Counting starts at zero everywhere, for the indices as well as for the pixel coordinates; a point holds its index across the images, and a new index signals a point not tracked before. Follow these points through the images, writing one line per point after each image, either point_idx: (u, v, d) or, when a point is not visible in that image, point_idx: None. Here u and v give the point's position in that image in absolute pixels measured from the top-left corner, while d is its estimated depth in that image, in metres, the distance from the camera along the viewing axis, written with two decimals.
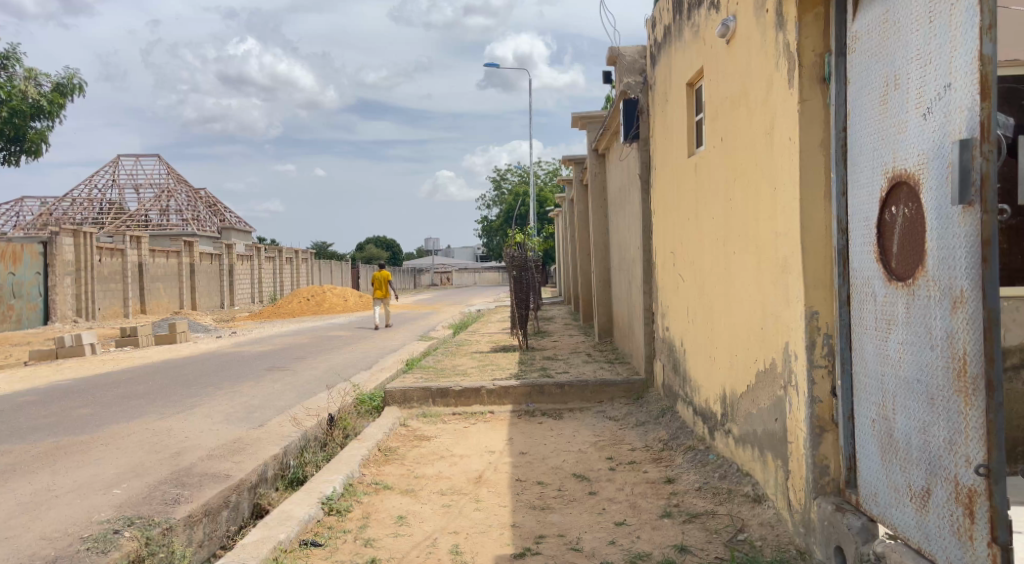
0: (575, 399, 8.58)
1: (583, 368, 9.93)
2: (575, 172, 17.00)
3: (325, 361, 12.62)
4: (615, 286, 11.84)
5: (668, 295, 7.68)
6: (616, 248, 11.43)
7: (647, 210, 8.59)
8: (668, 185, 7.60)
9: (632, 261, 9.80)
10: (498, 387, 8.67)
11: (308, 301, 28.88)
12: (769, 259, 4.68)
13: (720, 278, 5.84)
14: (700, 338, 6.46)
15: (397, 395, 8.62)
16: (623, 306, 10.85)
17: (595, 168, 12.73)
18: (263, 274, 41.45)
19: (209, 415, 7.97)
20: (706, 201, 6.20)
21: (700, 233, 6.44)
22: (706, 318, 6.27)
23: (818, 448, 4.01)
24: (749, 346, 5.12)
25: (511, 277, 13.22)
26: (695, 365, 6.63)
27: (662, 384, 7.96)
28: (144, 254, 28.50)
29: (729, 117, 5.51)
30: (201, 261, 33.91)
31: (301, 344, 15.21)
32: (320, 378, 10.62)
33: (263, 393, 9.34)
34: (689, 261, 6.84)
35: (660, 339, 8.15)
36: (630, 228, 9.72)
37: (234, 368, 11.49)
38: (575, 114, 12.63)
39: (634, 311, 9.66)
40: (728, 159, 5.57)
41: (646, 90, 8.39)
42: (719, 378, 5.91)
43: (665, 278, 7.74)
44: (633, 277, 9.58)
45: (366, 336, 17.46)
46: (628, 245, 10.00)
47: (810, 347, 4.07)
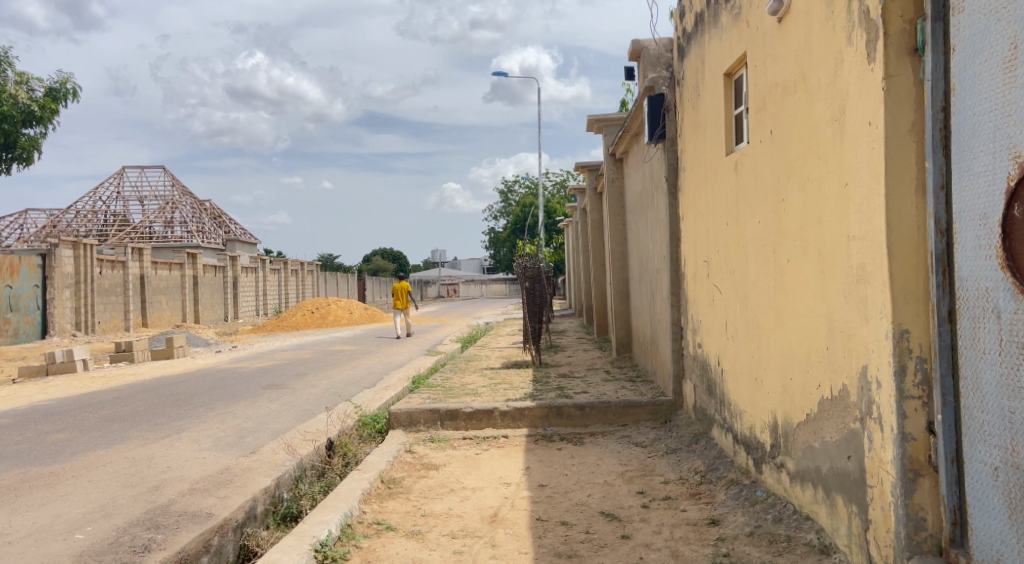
0: (596, 422, 7.87)
1: (603, 387, 9.21)
2: (588, 180, 16.32)
3: (327, 378, 11.93)
4: (634, 298, 11.14)
5: (701, 309, 6.98)
6: (636, 257, 10.73)
7: (674, 216, 7.91)
8: (700, 187, 6.93)
9: (655, 272, 9.12)
10: (513, 409, 7.96)
11: (313, 314, 28.26)
12: (839, 266, 3.98)
13: (768, 289, 5.15)
14: (742, 358, 5.76)
15: (402, 417, 7.92)
16: (644, 319, 10.16)
17: (611, 174, 12.06)
18: (268, 286, 40.88)
19: (196, 441, 7.27)
20: (749, 203, 5.51)
21: (741, 240, 5.75)
22: (750, 335, 5.57)
23: (911, 497, 3.31)
24: (811, 368, 4.42)
25: (523, 288, 12.47)
26: (735, 387, 5.94)
27: (694, 406, 7.32)
28: (147, 266, 27.92)
29: (780, 105, 4.83)
30: (205, 274, 33.34)
31: (303, 359, 14.52)
32: (321, 398, 9.93)
33: (258, 414, 8.64)
34: (727, 270, 6.16)
35: (691, 357, 7.45)
36: (653, 236, 9.04)
37: (230, 386, 10.80)
38: (591, 117, 11.99)
39: (659, 326, 8.97)
40: (778, 154, 4.89)
41: (673, 85, 7.77)
42: (767, 404, 5.21)
43: (697, 290, 7.06)
44: (658, 289, 8.88)
45: (370, 351, 16.78)
46: (651, 255, 9.31)
47: (899, 373, 3.36)
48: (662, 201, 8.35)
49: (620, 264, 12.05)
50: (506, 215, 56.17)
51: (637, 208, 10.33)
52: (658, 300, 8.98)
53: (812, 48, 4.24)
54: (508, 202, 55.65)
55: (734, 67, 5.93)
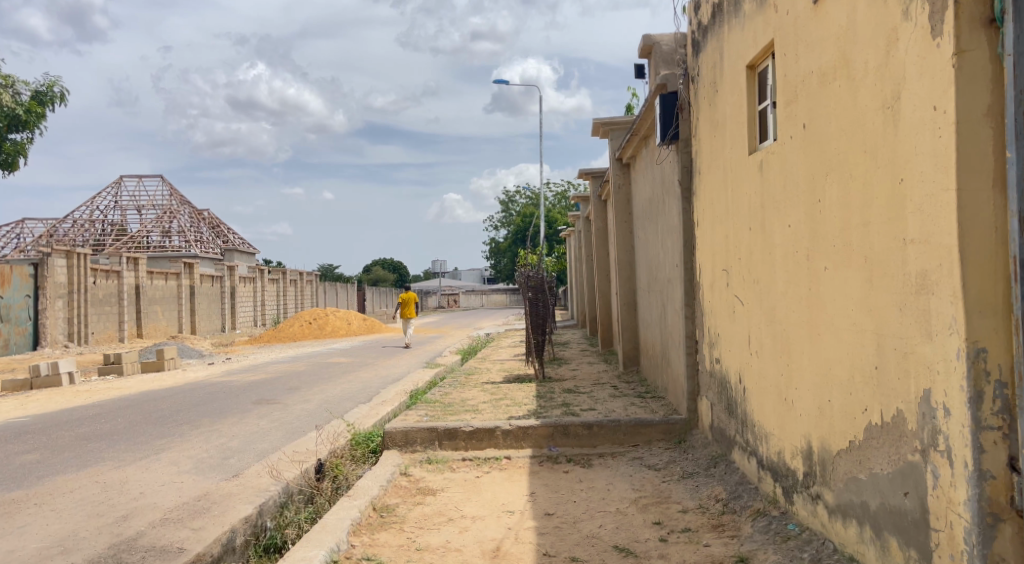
0: (606, 442, 7.36)
1: (612, 404, 8.69)
2: (592, 187, 15.84)
3: (321, 392, 11.41)
4: (642, 308, 10.64)
5: (719, 321, 6.50)
6: (644, 266, 10.24)
7: (688, 222, 7.44)
8: (717, 190, 6.46)
9: (666, 282, 8.63)
10: (516, 428, 7.43)
11: (311, 324, 27.74)
12: (891, 274, 3.50)
13: (799, 300, 4.67)
14: (768, 375, 5.28)
15: (397, 437, 7.39)
16: (654, 332, 9.66)
17: (617, 180, 11.57)
18: (266, 296, 40.39)
19: (176, 462, 6.75)
20: (776, 205, 5.04)
21: (766, 246, 5.28)
22: (778, 350, 5.09)
23: (990, 546, 2.86)
24: (853, 390, 3.93)
25: (525, 299, 11.94)
26: (760, 406, 5.45)
27: (711, 426, 6.82)
28: (142, 276, 27.42)
29: (816, 95, 4.36)
30: (202, 283, 32.84)
31: (298, 372, 13.99)
32: (313, 414, 9.42)
33: (245, 432, 8.12)
34: (749, 279, 5.69)
35: (707, 372, 6.97)
36: (663, 244, 8.55)
37: (219, 401, 10.27)
38: (596, 120, 11.53)
39: (670, 339, 8.48)
40: (813, 150, 4.42)
41: (688, 83, 7.30)
42: (798, 427, 4.73)
43: (715, 301, 6.57)
44: (669, 299, 8.39)
45: (368, 363, 16.25)
46: (661, 263, 8.83)
47: (976, 401, 2.89)
48: (674, 205, 7.87)
49: (627, 274, 11.56)
50: (507, 225, 55.74)
51: (646, 215, 9.84)
52: (669, 311, 8.49)
53: (857, 28, 3.78)
54: (509, 211, 55.22)
55: (758, 59, 5.47)
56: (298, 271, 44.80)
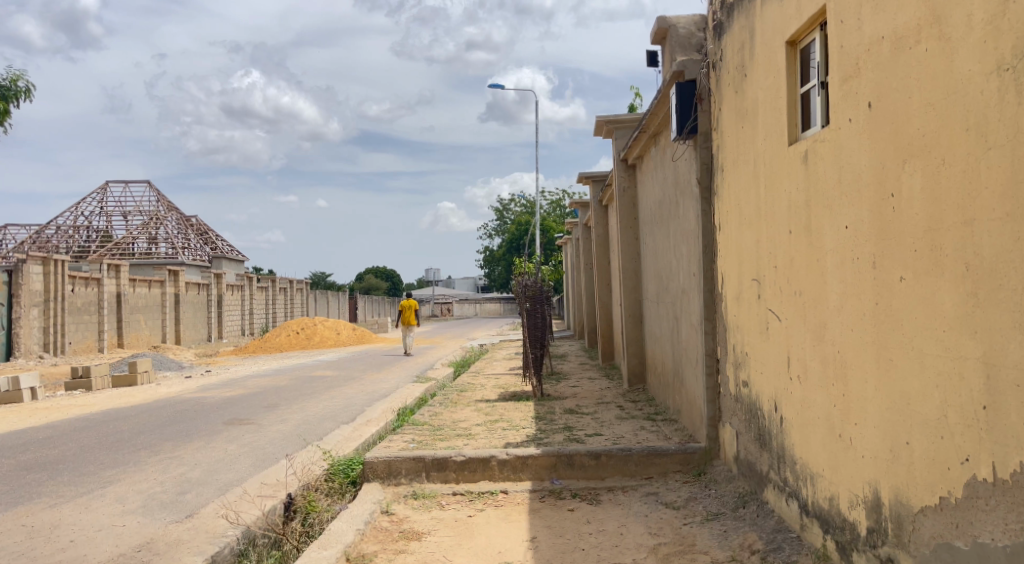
0: (615, 475, 6.54)
1: (619, 428, 7.87)
2: (592, 192, 15.04)
3: (301, 411, 10.52)
4: (650, 322, 9.83)
5: (749, 338, 5.70)
6: (653, 275, 9.44)
7: (707, 226, 6.63)
8: (745, 187, 5.67)
9: (679, 293, 7.82)
10: (514, 458, 6.58)
11: (298, 335, 26.83)
12: (1014, 286, 2.74)
13: (859, 317, 3.88)
14: (814, 405, 4.48)
15: (380, 467, 6.53)
16: (664, 347, 8.86)
17: (621, 182, 10.76)
18: (254, 304, 39.44)
19: (122, 499, 5.86)
20: (825, 203, 4.26)
21: (810, 252, 4.49)
22: (827, 375, 4.29)
23: None
24: (944, 431, 3.15)
25: (523, 310, 11.12)
26: (803, 441, 4.65)
27: (737, 458, 5.99)
28: (124, 283, 26.49)
29: (886, 65, 3.57)
30: (187, 292, 31.92)
31: (279, 387, 13.08)
32: (289, 438, 8.54)
33: (208, 460, 7.23)
34: (787, 290, 4.89)
35: (732, 395, 6.16)
36: (678, 251, 7.74)
37: (187, 421, 9.36)
38: (599, 117, 10.73)
39: (684, 355, 7.67)
40: (880, 133, 3.63)
41: (709, 70, 6.50)
42: (858, 471, 3.93)
43: (744, 316, 5.77)
44: (684, 311, 7.57)
45: (354, 377, 15.35)
46: (674, 272, 8.02)
47: None
48: (691, 208, 7.06)
49: (632, 284, 10.73)
50: (501, 233, 54.92)
51: (656, 219, 9.05)
52: (683, 324, 7.67)
53: None
54: (504, 219, 54.32)
55: (800, 33, 4.66)
56: (288, 279, 43.85)
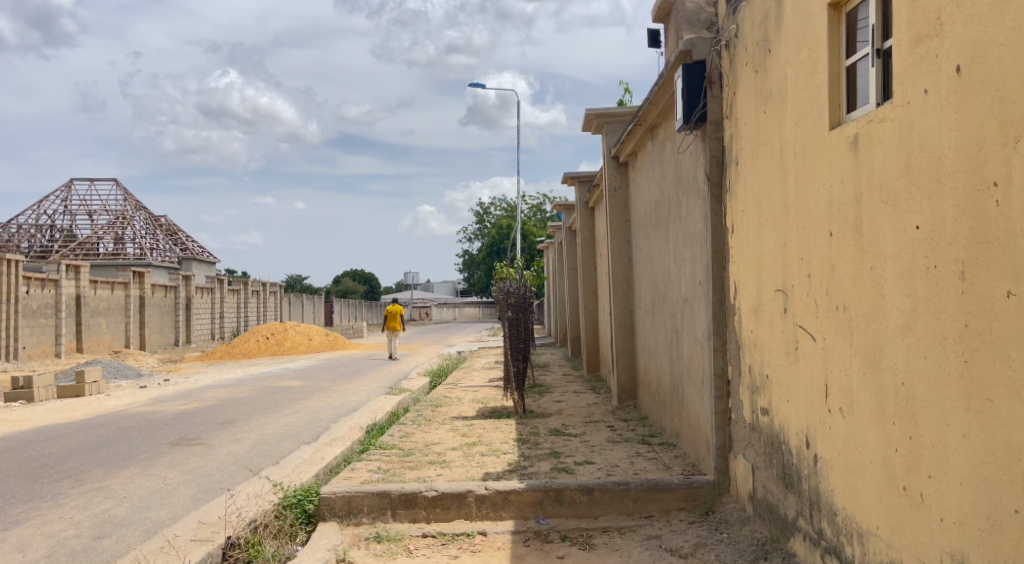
0: (610, 513, 5.69)
1: (611, 454, 7.01)
2: (577, 193, 14.22)
3: (258, 428, 9.56)
4: (643, 334, 9.01)
5: (771, 358, 4.86)
6: (647, 283, 8.62)
7: (717, 227, 5.80)
8: (767, 181, 4.85)
9: (681, 303, 7.00)
10: (493, 493, 5.69)
11: (268, 340, 25.78)
12: None
13: (935, 341, 3.06)
14: (861, 445, 3.66)
15: (338, 505, 5.63)
16: (660, 362, 8.04)
17: (612, 181, 9.92)
18: (225, 307, 38.27)
19: (24, 547, 4.92)
20: (882, 197, 3.44)
21: (858, 258, 3.67)
22: (882, 411, 3.48)
23: None
24: None
25: (504, 320, 10.15)
26: (846, 489, 3.83)
27: (754, 497, 5.16)
28: (83, 284, 25.35)
29: (987, 16, 2.76)
30: (152, 294, 30.74)
31: (239, 400, 12.09)
32: (240, 463, 7.59)
33: (141, 492, 6.28)
34: (824, 304, 4.08)
35: (747, 422, 5.33)
36: (680, 255, 6.91)
37: (127, 441, 8.37)
38: (589, 110, 9.89)
39: (686, 373, 6.84)
40: (974, 106, 2.83)
41: (721, 48, 5.69)
42: (933, 536, 3.12)
43: (765, 332, 4.94)
44: (687, 324, 6.75)
45: (322, 387, 14.36)
46: (674, 279, 7.20)
47: None
48: (697, 207, 6.23)
49: (623, 291, 9.90)
50: (481, 237, 54.02)
51: (651, 220, 8.22)
52: (684, 339, 6.84)
53: None
54: (483, 224, 53.31)
55: None
56: (261, 281, 42.64)
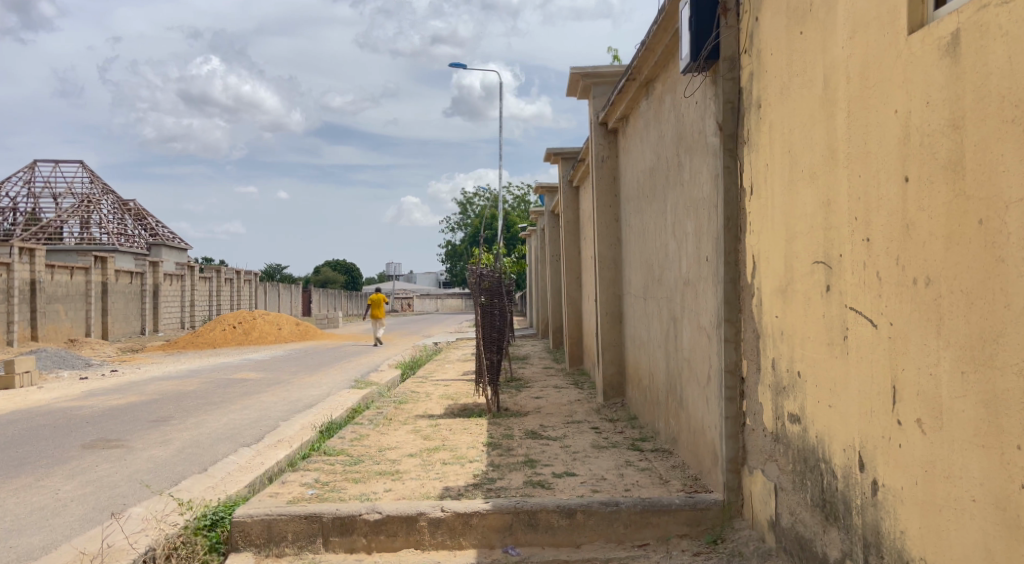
0: (595, 540, 4.60)
1: (596, 463, 5.92)
2: (561, 170, 13.10)
3: (194, 427, 8.41)
4: (633, 324, 7.92)
5: (804, 351, 3.78)
6: (639, 265, 7.53)
7: (731, 189, 4.70)
8: (804, 120, 3.76)
9: (681, 284, 5.91)
10: (450, 515, 4.58)
11: (235, 329, 24.54)
12: None
13: None
14: (955, 474, 2.61)
15: (256, 532, 4.51)
16: (653, 355, 6.96)
17: (599, 150, 8.79)
18: (195, 296, 36.91)
19: None
20: (1003, 115, 2.36)
21: (957, 209, 2.59)
22: (995, 429, 2.41)
23: None
24: None
25: (475, 307, 9.02)
26: (925, 532, 2.76)
27: (777, 527, 4.07)
28: (39, 269, 24.02)
29: None
30: (115, 280, 29.40)
31: (182, 394, 10.91)
32: (158, 472, 6.44)
33: (19, 511, 5.14)
34: (888, 276, 2.99)
35: (767, 431, 4.24)
36: (681, 227, 5.80)
37: (33, 443, 7.20)
38: (575, 69, 8.78)
39: (686, 370, 5.75)
40: None
41: None
42: None
43: (797, 317, 3.85)
44: (688, 311, 5.65)
45: (280, 380, 13.19)
46: (674, 259, 6.10)
47: None
48: (704, 166, 5.14)
49: (611, 276, 8.80)
50: (463, 227, 52.81)
51: (646, 191, 7.13)
52: (685, 328, 5.75)
53: None
54: (465, 214, 52.05)
55: None
56: (234, 269, 41.29)
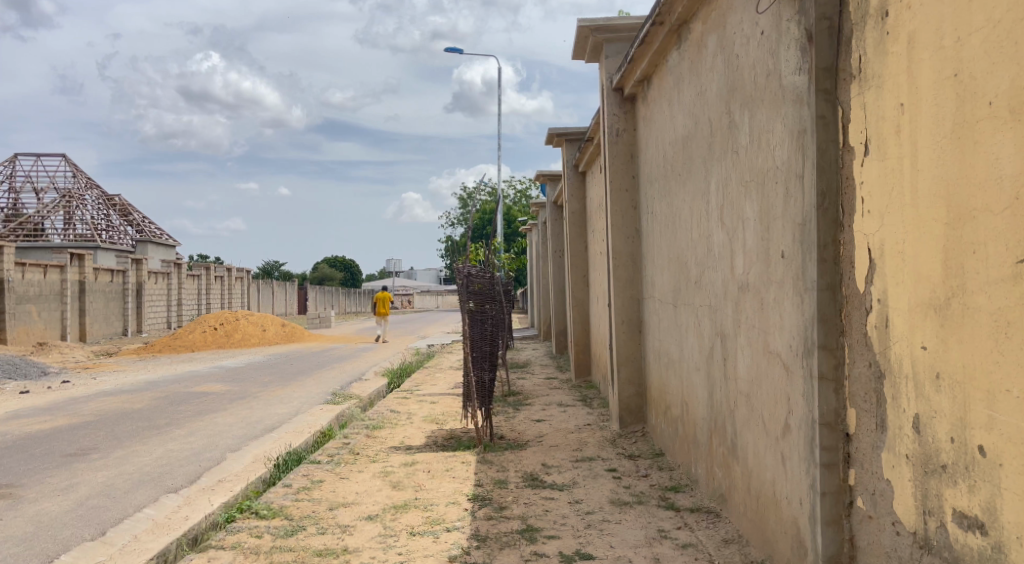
0: None
1: (620, 534, 4.35)
2: (565, 153, 11.51)
3: (117, 464, 6.84)
4: (657, 337, 6.36)
5: (993, 414, 2.22)
6: (666, 263, 5.97)
7: (829, 150, 3.12)
8: (995, 15, 2.19)
9: (734, 286, 4.33)
10: None
11: (216, 330, 23.00)
12: None
13: None
14: None
15: None
16: (689, 380, 5.41)
17: (613, 121, 7.20)
18: (183, 295, 35.36)
19: None
20: None
21: None
22: None
23: None
24: None
25: (464, 315, 7.43)
26: None
27: None
28: (8, 267, 22.47)
29: None
30: (94, 278, 27.84)
31: (124, 414, 9.32)
32: (36, 540, 4.88)
33: None
34: None
35: (901, 530, 2.68)
36: (738, 210, 4.23)
37: None
38: (582, 22, 7.26)
39: (743, 408, 4.19)
40: None
41: None
42: None
43: (975, 355, 2.29)
44: (747, 327, 4.10)
45: (247, 394, 11.61)
46: (722, 256, 4.52)
47: None
48: (779, 119, 3.56)
49: (628, 276, 7.20)
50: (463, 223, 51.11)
51: (679, 166, 5.56)
52: (742, 352, 4.19)
53: None
54: (465, 208, 50.36)
55: None
56: (225, 267, 39.77)
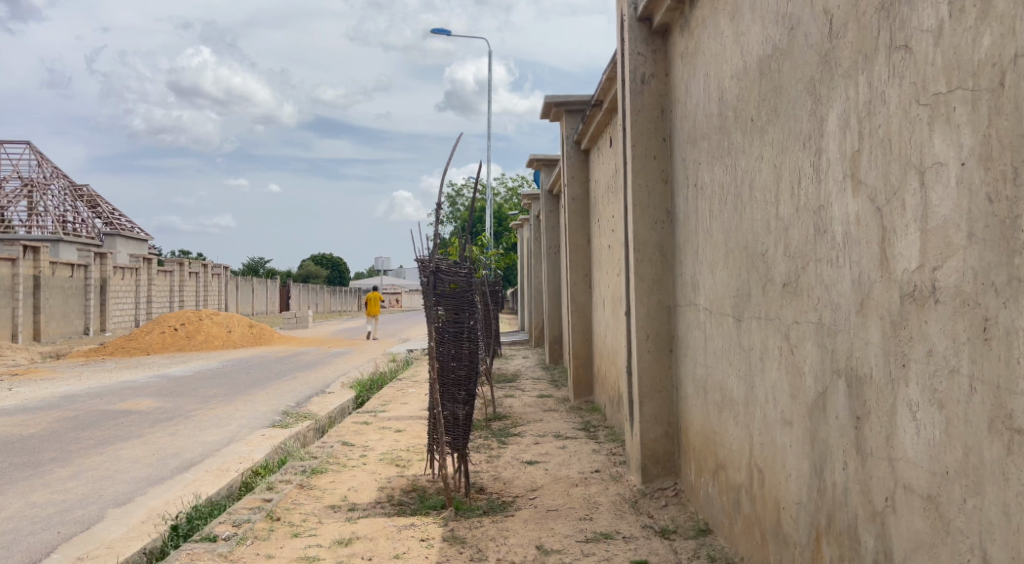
0: None
1: None
2: (565, 128, 9.60)
3: None
4: (704, 363, 4.44)
5: None
6: (724, 256, 4.04)
7: None
8: None
9: (890, 289, 2.40)
10: None
11: (177, 331, 20.99)
12: None
13: None
14: None
15: None
16: (767, 435, 3.50)
17: (638, 63, 5.27)
18: (154, 291, 33.30)
19: None
20: None
21: None
22: None
23: None
24: None
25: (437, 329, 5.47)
26: None
27: None
28: None
29: None
30: (52, 272, 25.76)
31: (5, 445, 7.35)
32: None
33: None
34: None
35: None
36: (903, 154, 2.32)
37: None
38: None
39: (910, 516, 2.28)
40: None
41: None
42: None
43: None
44: (928, 371, 2.19)
45: (179, 413, 9.63)
46: (858, 238, 2.60)
47: None
48: None
49: (654, 275, 5.28)
50: None
51: (753, 105, 3.63)
52: (910, 411, 2.29)
53: None
54: None
55: None
56: (200, 262, 37.68)
